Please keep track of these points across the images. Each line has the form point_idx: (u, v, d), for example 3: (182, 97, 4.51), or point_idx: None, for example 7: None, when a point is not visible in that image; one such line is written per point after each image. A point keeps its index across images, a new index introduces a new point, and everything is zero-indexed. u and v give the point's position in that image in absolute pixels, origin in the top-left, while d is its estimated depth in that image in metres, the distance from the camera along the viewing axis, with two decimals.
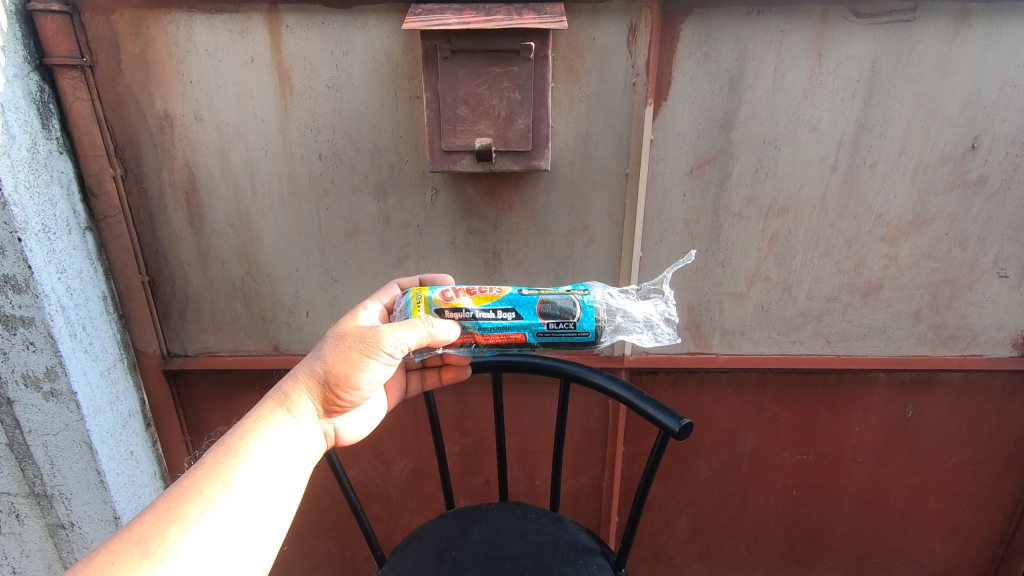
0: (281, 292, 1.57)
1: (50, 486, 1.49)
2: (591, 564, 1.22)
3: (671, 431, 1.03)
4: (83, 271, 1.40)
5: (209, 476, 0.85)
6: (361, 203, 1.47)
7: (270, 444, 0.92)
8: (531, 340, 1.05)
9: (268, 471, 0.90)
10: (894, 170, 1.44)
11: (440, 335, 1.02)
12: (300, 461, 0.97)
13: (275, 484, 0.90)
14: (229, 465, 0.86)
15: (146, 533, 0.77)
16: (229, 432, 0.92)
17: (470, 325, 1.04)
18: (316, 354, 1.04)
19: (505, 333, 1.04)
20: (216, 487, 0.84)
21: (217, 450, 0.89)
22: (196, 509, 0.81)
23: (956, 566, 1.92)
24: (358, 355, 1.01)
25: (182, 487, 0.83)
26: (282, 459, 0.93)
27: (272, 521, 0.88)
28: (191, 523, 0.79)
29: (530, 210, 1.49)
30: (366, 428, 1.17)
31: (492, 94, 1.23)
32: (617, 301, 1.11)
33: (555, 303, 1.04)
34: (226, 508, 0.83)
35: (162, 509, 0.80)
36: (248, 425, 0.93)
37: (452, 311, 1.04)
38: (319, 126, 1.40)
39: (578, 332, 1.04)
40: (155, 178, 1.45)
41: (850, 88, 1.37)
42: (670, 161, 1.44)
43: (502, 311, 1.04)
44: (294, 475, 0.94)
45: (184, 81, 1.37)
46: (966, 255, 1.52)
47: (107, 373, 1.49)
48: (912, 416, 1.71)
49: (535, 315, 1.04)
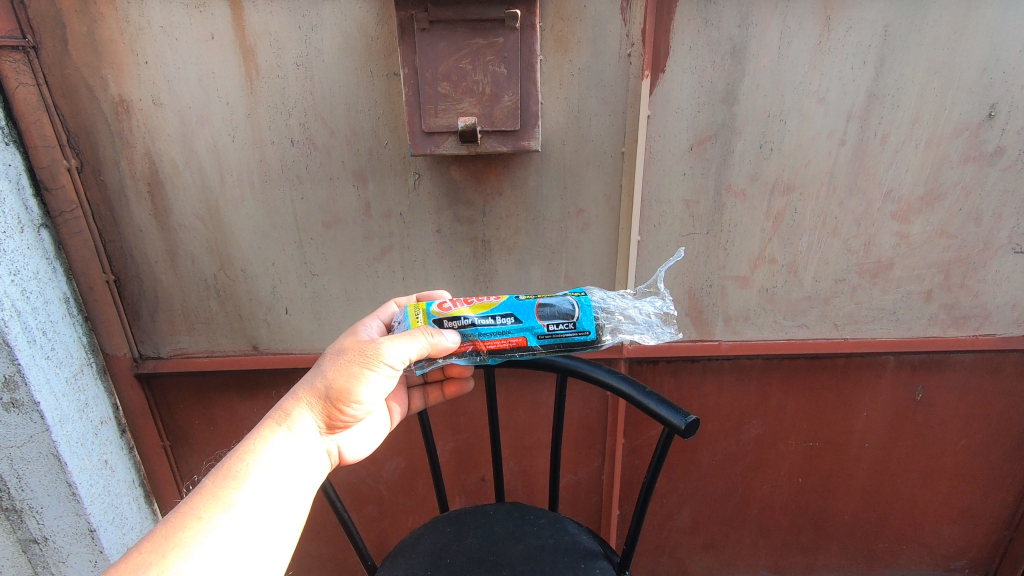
0: (257, 288, 1.47)
1: (18, 501, 1.40)
2: (595, 568, 1.15)
3: (676, 428, 0.94)
4: (40, 272, 1.30)
5: (208, 499, 0.76)
6: (339, 191, 1.37)
7: (273, 464, 0.84)
8: (532, 344, 0.97)
9: (272, 494, 0.81)
10: (906, 144, 1.36)
11: (442, 345, 0.93)
12: (303, 481, 0.87)
13: (279, 506, 0.81)
14: (229, 487, 0.77)
15: (143, 562, 0.69)
16: (229, 453, 0.83)
17: (470, 333, 0.96)
18: (316, 370, 0.95)
19: (506, 338, 0.96)
20: (217, 511, 0.75)
21: (217, 472, 0.80)
22: (196, 535, 0.72)
23: (963, 549, 1.88)
24: (358, 367, 0.92)
25: (180, 513, 0.74)
26: (285, 481, 0.84)
27: (275, 545, 0.79)
28: (191, 549, 0.71)
29: (520, 194, 1.39)
30: (367, 446, 1.07)
31: (475, 69, 1.13)
32: (615, 302, 1.06)
33: (553, 305, 0.97)
34: (227, 533, 0.74)
35: (159, 537, 0.72)
36: (247, 445, 0.84)
37: (451, 320, 0.96)
38: (289, 108, 1.29)
39: (578, 332, 0.97)
40: (114, 169, 1.34)
41: (860, 54, 1.28)
42: (670, 138, 1.35)
43: (501, 316, 0.96)
44: (297, 495, 0.85)
45: (139, 61, 1.25)
46: (980, 231, 1.44)
47: (73, 379, 1.39)
48: (922, 399, 1.64)
49: (535, 317, 0.96)
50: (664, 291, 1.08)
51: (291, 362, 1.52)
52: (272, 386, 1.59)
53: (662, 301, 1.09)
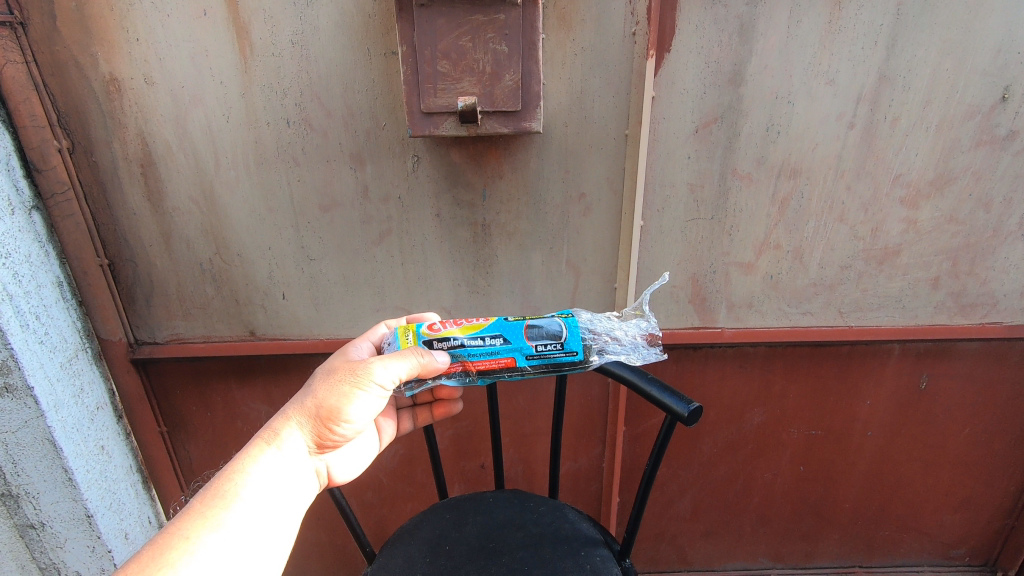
0: (254, 273, 1.45)
1: (14, 486, 1.38)
2: (595, 556, 1.13)
3: (679, 416, 0.91)
4: (31, 255, 1.27)
5: (196, 519, 0.75)
6: (336, 174, 1.35)
7: (262, 484, 0.82)
8: (522, 365, 0.95)
9: (260, 516, 0.79)
10: (916, 127, 1.33)
11: (432, 365, 0.92)
12: (291, 502, 0.86)
13: (265, 535, 0.79)
14: (217, 506, 0.76)
15: None
16: (217, 474, 0.81)
17: (458, 354, 0.95)
18: (306, 390, 0.93)
19: (494, 359, 0.95)
20: (204, 531, 0.74)
21: (206, 492, 0.78)
22: (183, 555, 0.71)
23: (964, 537, 1.88)
24: (347, 387, 0.90)
25: (167, 534, 0.73)
26: (274, 502, 0.82)
27: (263, 568, 0.77)
28: (177, 569, 0.69)
29: (522, 177, 1.36)
30: (357, 468, 1.06)
31: (475, 46, 1.09)
32: (602, 324, 1.08)
33: (542, 326, 0.96)
34: (214, 554, 0.73)
35: (146, 557, 0.70)
36: (235, 465, 0.83)
37: (440, 341, 0.95)
38: (285, 88, 1.26)
39: (567, 353, 0.96)
40: (106, 150, 1.32)
41: (871, 34, 1.24)
42: (675, 121, 1.31)
43: (490, 337, 0.95)
44: (286, 516, 0.84)
45: (130, 39, 1.22)
46: (989, 218, 1.42)
47: (68, 364, 1.37)
48: (926, 388, 1.62)
49: (523, 338, 0.95)
50: (648, 312, 1.11)
51: (289, 348, 1.50)
52: (269, 372, 1.57)
53: (647, 322, 1.12)
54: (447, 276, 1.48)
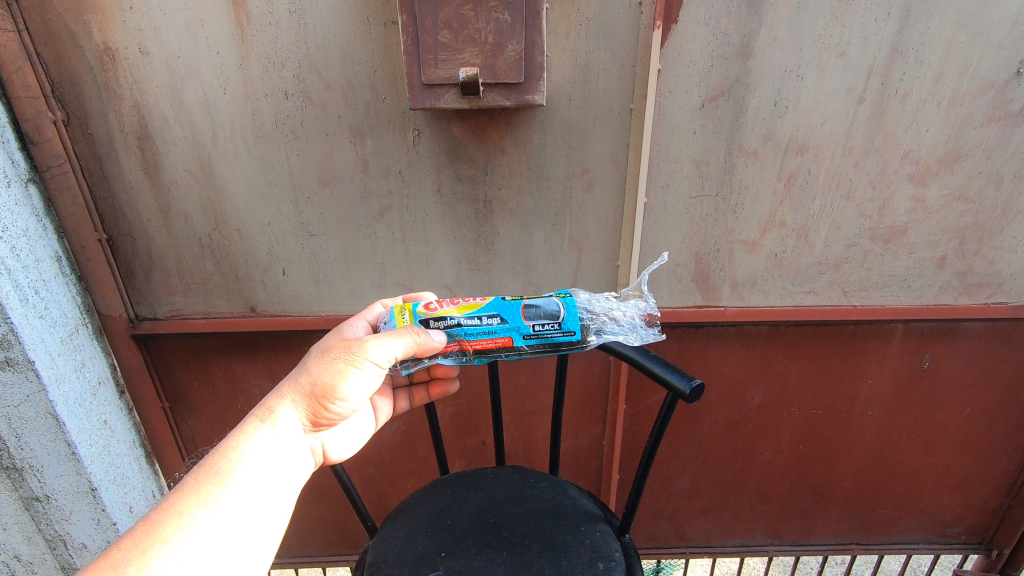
0: (253, 248, 1.44)
1: (18, 460, 1.39)
2: (594, 531, 1.14)
3: (681, 393, 0.90)
4: (29, 229, 1.26)
5: (189, 495, 0.74)
6: (335, 148, 1.33)
7: (256, 461, 0.82)
8: (519, 344, 0.95)
9: (255, 492, 0.79)
10: (928, 102, 1.30)
11: (428, 344, 0.91)
12: (286, 480, 0.85)
13: (260, 510, 0.79)
14: (211, 483, 0.76)
15: (123, 557, 0.67)
16: (211, 451, 0.81)
17: (455, 333, 0.95)
18: (300, 368, 0.93)
19: (492, 338, 0.95)
20: (198, 507, 0.73)
21: (200, 469, 0.78)
22: (176, 531, 0.70)
23: (961, 516, 1.89)
24: (342, 364, 0.90)
25: (161, 509, 0.73)
26: (268, 478, 0.82)
27: (260, 539, 0.78)
28: (171, 544, 0.69)
29: (524, 152, 1.34)
30: (351, 447, 1.06)
31: (477, 16, 1.06)
32: (600, 304, 1.06)
33: (540, 305, 0.96)
34: (208, 530, 0.72)
35: (139, 533, 0.70)
36: (229, 443, 0.83)
37: (437, 321, 0.95)
38: (282, 59, 1.24)
39: (564, 332, 0.96)
40: (102, 123, 1.29)
41: (884, 5, 1.20)
42: (681, 95, 1.29)
43: (487, 317, 0.95)
44: (281, 493, 0.83)
45: (123, 6, 1.19)
46: (999, 196, 1.40)
47: (69, 339, 1.37)
48: (928, 367, 1.62)
49: (521, 318, 0.95)
50: (646, 294, 1.09)
51: (289, 324, 1.50)
52: (270, 349, 1.57)
53: (645, 302, 1.10)
54: (448, 253, 1.46)
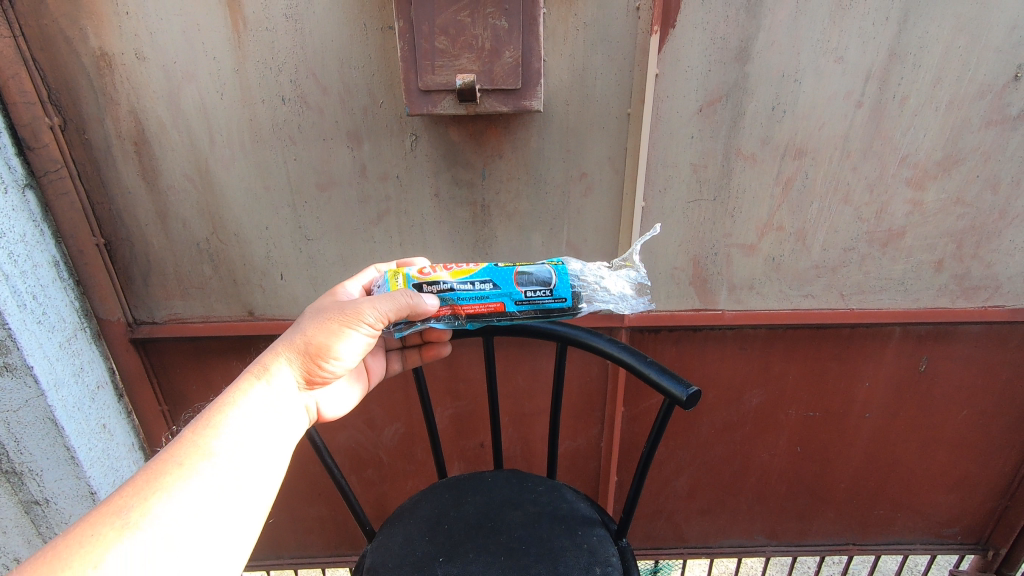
0: (251, 253, 1.44)
1: (17, 464, 1.40)
2: (592, 535, 1.14)
3: (676, 399, 0.91)
4: (26, 234, 1.26)
5: (188, 447, 0.74)
6: (333, 152, 1.32)
7: (253, 415, 0.81)
8: (511, 310, 0.97)
9: (253, 444, 0.79)
10: (926, 106, 1.30)
11: (420, 307, 0.92)
12: (283, 435, 0.85)
13: (259, 462, 0.78)
14: (209, 435, 0.76)
15: (125, 504, 0.66)
16: (208, 405, 0.81)
17: (447, 298, 0.96)
18: (295, 328, 0.92)
19: (484, 303, 0.96)
20: (198, 458, 0.73)
21: (197, 422, 0.78)
22: (177, 480, 0.70)
23: (957, 516, 1.90)
24: (337, 325, 0.90)
25: (160, 460, 0.72)
26: (266, 432, 0.82)
27: (261, 490, 0.78)
28: (172, 491, 0.69)
29: (522, 157, 1.34)
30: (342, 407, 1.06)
31: (474, 22, 1.06)
32: (590, 269, 1.02)
33: (532, 272, 0.96)
34: (208, 479, 0.72)
35: (140, 481, 0.69)
36: (226, 397, 0.82)
37: (429, 285, 0.96)
38: (279, 64, 1.23)
39: (555, 299, 0.97)
40: (99, 128, 1.29)
41: (882, 10, 1.20)
42: (679, 99, 1.29)
43: (479, 282, 0.96)
44: (278, 447, 0.83)
45: (119, 12, 1.18)
46: (996, 200, 1.40)
47: (67, 344, 1.37)
48: (926, 370, 1.62)
49: (513, 284, 0.96)
50: (639, 264, 1.05)
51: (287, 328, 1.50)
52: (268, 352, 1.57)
53: (638, 272, 1.05)
54: (446, 257, 1.46)
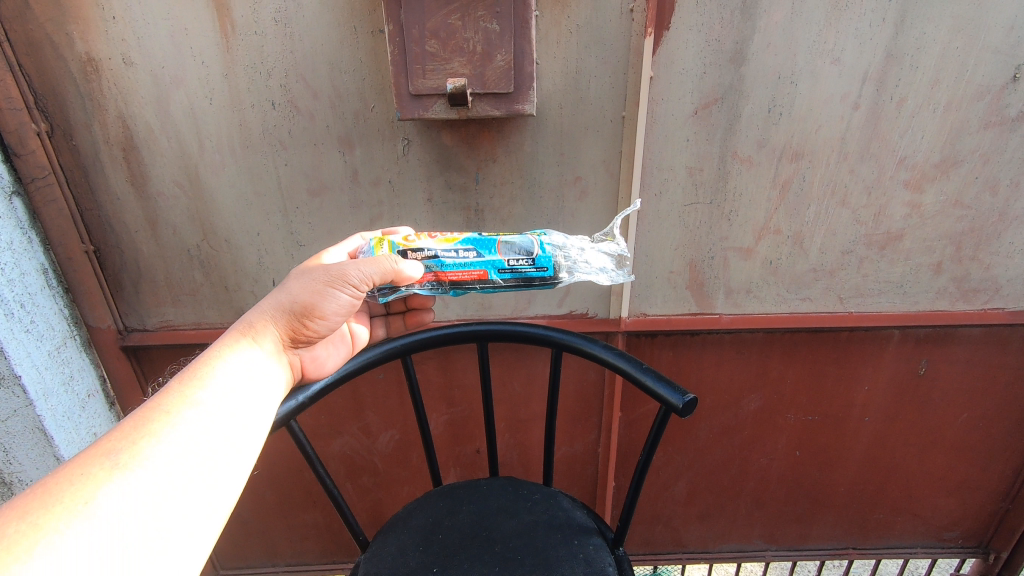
0: (243, 259, 1.42)
1: (7, 473, 1.38)
2: (588, 545, 1.13)
3: (674, 407, 0.89)
4: (14, 242, 1.25)
5: (175, 395, 0.72)
6: (324, 157, 1.31)
7: (240, 369, 0.80)
8: (494, 278, 0.96)
9: (241, 396, 0.78)
10: (924, 107, 1.28)
11: (406, 273, 0.93)
12: (269, 392, 0.84)
13: (247, 414, 0.77)
14: (195, 385, 0.74)
15: (113, 447, 0.65)
16: (192, 360, 0.79)
17: (432, 264, 0.97)
18: (279, 289, 0.92)
19: (467, 271, 0.96)
20: (185, 406, 0.71)
21: (182, 374, 0.76)
22: (165, 426, 0.68)
23: (958, 519, 1.88)
24: (322, 285, 0.89)
25: (147, 408, 0.71)
26: (252, 386, 0.81)
27: (250, 441, 0.76)
28: (161, 435, 0.67)
29: (515, 161, 1.33)
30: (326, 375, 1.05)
31: (464, 25, 1.05)
32: (574, 243, 1.02)
33: (516, 242, 0.96)
34: (198, 425, 0.71)
35: (127, 427, 0.68)
36: (211, 352, 0.81)
37: (413, 251, 0.97)
38: (269, 68, 1.22)
39: (538, 269, 0.96)
40: (87, 134, 1.27)
41: (879, 10, 1.19)
42: (674, 102, 1.27)
43: (463, 250, 0.96)
44: (264, 403, 0.82)
45: (106, 17, 1.17)
46: (995, 202, 1.38)
47: (57, 353, 1.35)
48: (925, 373, 1.61)
49: (496, 253, 0.95)
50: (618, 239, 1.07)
51: None
52: None
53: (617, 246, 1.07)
54: None
